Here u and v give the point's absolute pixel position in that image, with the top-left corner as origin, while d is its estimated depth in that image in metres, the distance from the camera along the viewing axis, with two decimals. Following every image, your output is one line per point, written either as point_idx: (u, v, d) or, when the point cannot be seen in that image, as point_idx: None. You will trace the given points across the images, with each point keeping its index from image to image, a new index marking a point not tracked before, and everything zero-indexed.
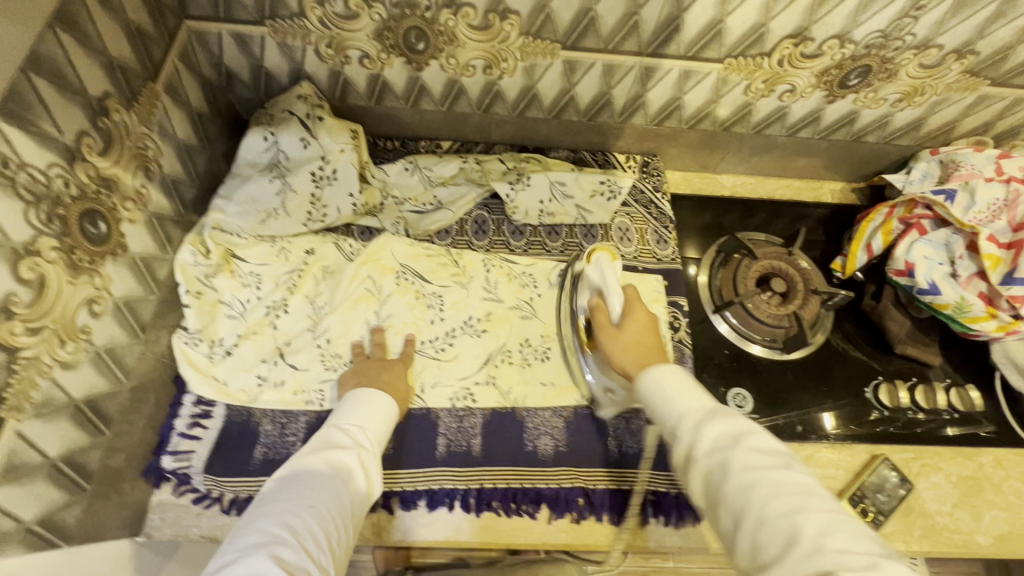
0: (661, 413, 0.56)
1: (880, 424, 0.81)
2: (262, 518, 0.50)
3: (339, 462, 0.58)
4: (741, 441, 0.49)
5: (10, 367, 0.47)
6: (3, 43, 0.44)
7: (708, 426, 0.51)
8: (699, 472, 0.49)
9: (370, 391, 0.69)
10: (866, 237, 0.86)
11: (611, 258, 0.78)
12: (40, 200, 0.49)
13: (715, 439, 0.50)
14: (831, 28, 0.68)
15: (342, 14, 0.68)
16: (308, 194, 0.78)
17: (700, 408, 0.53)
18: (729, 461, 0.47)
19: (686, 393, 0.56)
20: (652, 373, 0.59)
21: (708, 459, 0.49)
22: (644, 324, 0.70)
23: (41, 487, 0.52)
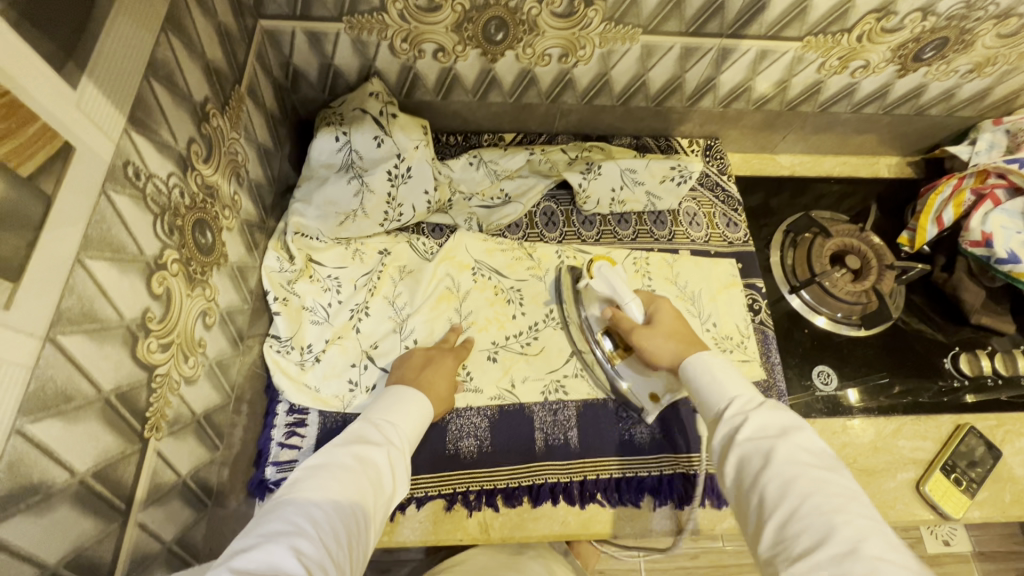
0: (706, 400, 0.57)
1: (908, 395, 0.81)
2: (287, 507, 0.48)
3: (367, 458, 0.55)
4: (789, 435, 0.49)
5: (150, 385, 0.45)
6: (130, 49, 0.42)
7: (759, 414, 0.51)
8: (734, 456, 0.49)
9: (405, 390, 0.65)
10: (935, 210, 0.87)
11: (612, 264, 0.74)
12: (164, 212, 0.47)
13: (762, 428, 0.50)
14: (916, 2, 0.68)
15: (424, 7, 0.66)
16: (385, 193, 0.77)
17: (749, 400, 0.54)
18: (772, 451, 0.47)
19: (734, 382, 0.56)
20: (698, 366, 0.60)
21: (749, 445, 0.49)
22: (671, 314, 0.70)
23: (174, 505, 0.51)
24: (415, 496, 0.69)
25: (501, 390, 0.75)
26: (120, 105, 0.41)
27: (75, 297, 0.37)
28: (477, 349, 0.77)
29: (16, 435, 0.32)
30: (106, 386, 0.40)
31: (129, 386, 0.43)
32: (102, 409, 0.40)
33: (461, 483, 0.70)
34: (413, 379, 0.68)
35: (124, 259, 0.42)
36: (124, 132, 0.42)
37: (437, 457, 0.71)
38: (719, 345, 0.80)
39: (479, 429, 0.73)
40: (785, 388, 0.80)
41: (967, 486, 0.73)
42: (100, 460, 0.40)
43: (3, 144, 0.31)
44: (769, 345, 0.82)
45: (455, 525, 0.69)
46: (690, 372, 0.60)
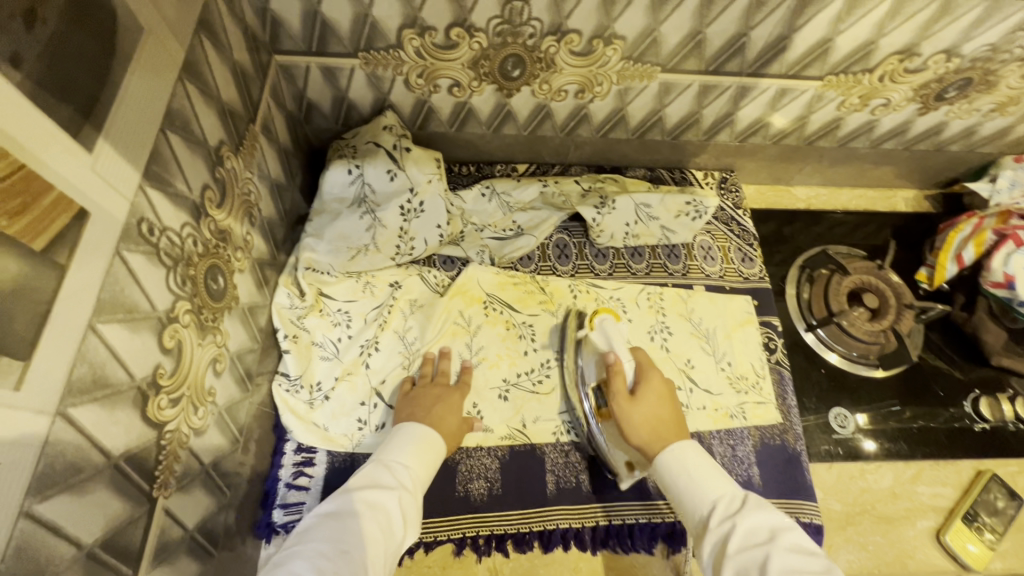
0: (688, 503, 0.56)
1: (931, 439, 0.79)
2: (294, 560, 0.47)
3: (377, 502, 0.54)
4: (779, 539, 0.49)
5: (159, 443, 0.44)
6: (145, 104, 0.41)
7: (744, 518, 0.51)
8: (731, 570, 0.48)
9: (413, 428, 0.63)
10: (955, 249, 0.86)
11: (615, 318, 0.73)
12: (177, 263, 0.46)
13: (751, 536, 0.49)
14: (941, 44, 0.67)
15: (441, 44, 0.65)
16: (397, 228, 0.76)
17: (731, 498, 0.54)
18: (770, 557, 0.47)
19: (711, 480, 0.56)
20: (675, 458, 0.58)
21: (744, 556, 0.48)
22: (661, 395, 0.65)
23: (181, 560, 0.50)
24: (424, 541, 0.67)
25: (512, 429, 0.74)
26: (136, 162, 0.41)
27: (86, 364, 0.36)
28: (488, 386, 0.75)
29: (23, 517, 0.31)
30: (116, 451, 0.39)
31: (138, 448, 0.42)
32: (111, 476, 0.39)
33: (470, 528, 0.68)
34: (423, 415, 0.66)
35: (136, 318, 0.41)
36: (139, 188, 0.41)
37: (447, 500, 0.69)
38: (734, 385, 0.79)
39: (489, 471, 0.71)
40: (801, 431, 0.78)
41: (988, 536, 0.72)
42: (108, 528, 0.39)
43: (17, 220, 0.30)
44: (786, 385, 0.81)
45: (463, 569, 0.69)
46: (666, 475, 0.58)
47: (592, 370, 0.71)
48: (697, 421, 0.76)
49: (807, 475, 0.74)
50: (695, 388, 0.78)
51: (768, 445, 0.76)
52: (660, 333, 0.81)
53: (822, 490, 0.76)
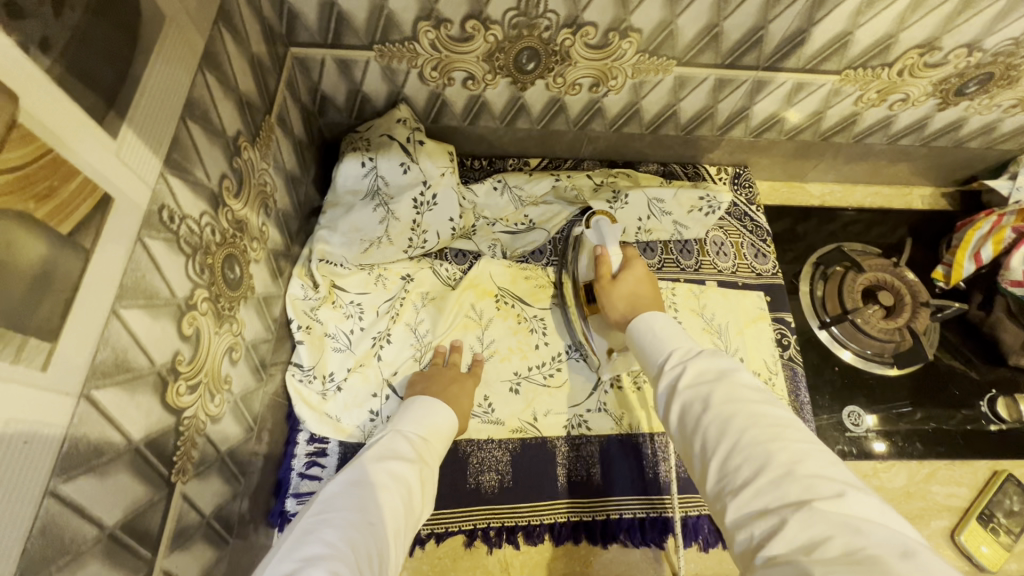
0: (650, 357, 0.55)
1: (945, 438, 0.79)
2: (322, 527, 0.45)
3: (400, 475, 0.54)
4: (726, 377, 0.46)
5: (177, 428, 0.45)
6: (166, 92, 0.41)
7: (697, 360, 0.49)
8: (675, 405, 0.47)
9: (431, 399, 0.64)
10: (973, 247, 0.85)
11: (610, 221, 0.76)
12: (195, 252, 0.47)
13: (699, 376, 0.48)
14: (963, 37, 0.66)
15: (456, 37, 0.65)
16: (410, 220, 0.76)
17: (688, 349, 0.52)
18: (712, 393, 0.45)
19: (674, 337, 0.55)
20: (643, 323, 0.58)
21: (690, 391, 0.47)
22: (643, 278, 0.68)
23: (197, 546, 0.51)
24: (435, 531, 0.68)
25: (523, 422, 0.74)
26: (157, 149, 0.41)
27: (109, 350, 0.37)
28: (499, 379, 0.76)
29: (49, 498, 0.32)
30: (136, 435, 0.40)
31: (158, 433, 0.42)
32: (131, 460, 0.39)
33: (481, 518, 0.69)
34: (438, 391, 0.67)
35: (156, 305, 0.42)
36: (159, 176, 0.41)
37: (458, 491, 0.69)
38: None
39: (500, 463, 0.71)
40: (814, 428, 0.78)
41: (1004, 537, 0.72)
42: (128, 511, 0.39)
43: (45, 204, 0.31)
44: (799, 382, 0.80)
45: (474, 562, 0.68)
46: (636, 335, 0.59)
47: (583, 265, 0.75)
48: None
49: None
50: None
51: None
52: None
53: None
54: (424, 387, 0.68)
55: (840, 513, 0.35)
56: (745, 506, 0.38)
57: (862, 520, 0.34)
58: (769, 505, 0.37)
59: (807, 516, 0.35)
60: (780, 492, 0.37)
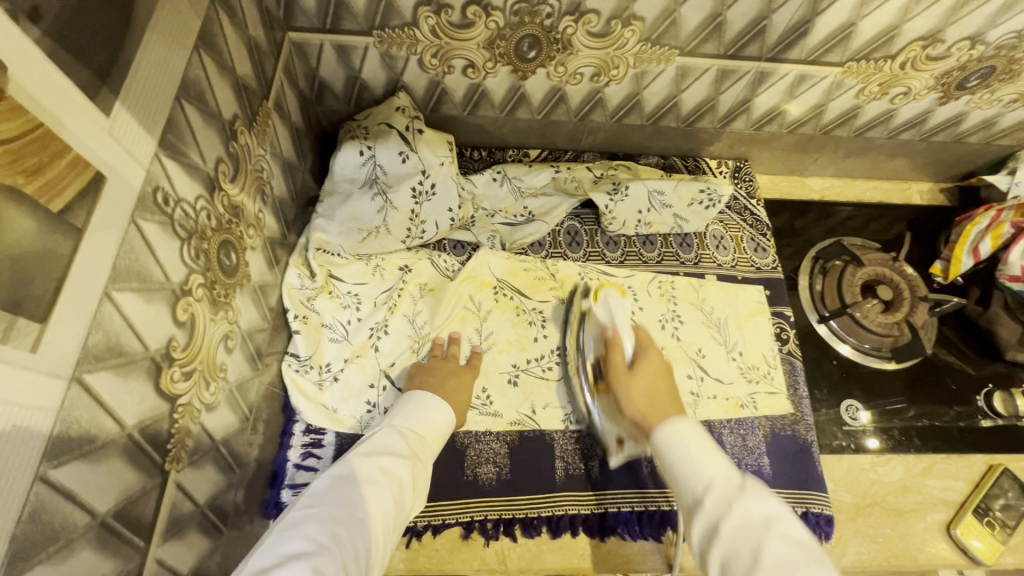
0: (682, 481, 0.51)
1: (942, 432, 0.79)
2: (307, 523, 0.45)
3: (391, 471, 0.53)
4: (776, 529, 0.43)
5: (171, 416, 0.44)
6: (161, 71, 0.40)
7: (740, 503, 0.46)
8: (718, 558, 0.44)
9: (428, 395, 0.64)
10: (972, 242, 0.84)
11: (620, 295, 0.74)
12: (191, 236, 0.46)
13: (745, 521, 0.45)
14: (966, 30, 0.66)
15: (457, 23, 0.64)
16: (408, 210, 0.75)
17: (729, 482, 0.49)
18: (762, 550, 0.42)
19: (707, 458, 0.52)
20: (673, 430, 0.55)
21: (734, 544, 0.44)
22: (659, 368, 0.67)
23: (191, 536, 0.50)
24: (432, 523, 0.67)
25: (521, 415, 0.73)
26: (152, 129, 0.40)
27: (101, 332, 0.36)
28: (498, 372, 0.75)
29: (39, 482, 0.31)
30: (130, 421, 0.39)
31: (152, 419, 0.41)
32: (124, 446, 0.38)
33: (479, 511, 0.68)
34: (435, 386, 0.67)
35: (150, 289, 0.41)
36: (154, 156, 0.40)
37: (455, 483, 0.69)
38: (745, 375, 0.78)
39: (498, 456, 0.71)
40: (813, 422, 0.78)
41: (1000, 530, 0.72)
42: (121, 498, 0.39)
43: (35, 180, 0.30)
44: (798, 376, 0.80)
45: (471, 554, 0.67)
46: (660, 447, 0.55)
47: (591, 346, 0.73)
48: (707, 409, 0.75)
49: (818, 465, 0.74)
50: (706, 376, 0.77)
51: (778, 435, 0.75)
52: (671, 321, 0.80)
53: (833, 482, 0.75)
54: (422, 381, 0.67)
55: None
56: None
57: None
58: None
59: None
60: None
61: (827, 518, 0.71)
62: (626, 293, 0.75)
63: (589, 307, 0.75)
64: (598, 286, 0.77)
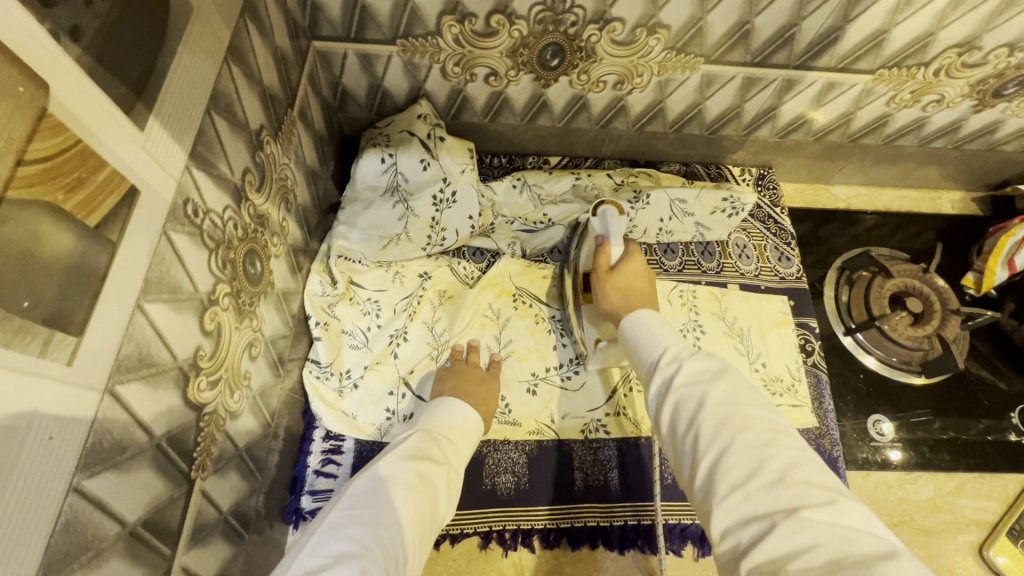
0: (643, 351, 0.56)
1: (974, 449, 0.77)
2: (352, 525, 0.46)
3: (429, 476, 0.53)
4: (719, 377, 0.48)
5: (198, 424, 0.44)
6: (192, 83, 0.41)
7: (693, 360, 0.51)
8: (669, 401, 0.48)
9: (456, 403, 0.63)
10: (1006, 254, 0.83)
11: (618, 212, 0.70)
12: (218, 246, 0.46)
13: (693, 373, 0.49)
14: (1004, 37, 0.64)
15: (481, 32, 0.64)
16: (429, 218, 0.74)
17: (683, 348, 0.53)
18: (708, 393, 0.47)
19: (668, 335, 0.56)
20: (637, 320, 0.59)
21: (684, 390, 0.48)
22: (641, 273, 0.69)
23: (216, 542, 0.50)
24: (449, 533, 0.67)
25: (540, 424, 0.73)
26: (183, 141, 0.40)
27: (133, 344, 0.36)
28: (517, 380, 0.74)
29: (72, 493, 0.32)
30: (158, 431, 0.39)
31: (180, 429, 0.42)
32: (152, 456, 0.39)
33: (497, 521, 0.68)
34: (466, 392, 0.67)
35: (180, 300, 0.41)
36: (185, 169, 0.41)
37: (472, 493, 0.69)
38: (768, 387, 0.76)
39: (516, 465, 0.70)
40: (839, 436, 0.76)
41: None
42: (149, 507, 0.39)
43: (73, 195, 0.30)
44: (823, 389, 0.78)
45: (489, 564, 0.67)
46: (629, 329, 0.60)
47: (582, 254, 0.74)
48: None
49: (844, 482, 0.72)
50: None
51: None
52: (692, 331, 0.79)
53: (859, 499, 0.74)
54: (455, 388, 0.67)
55: (829, 522, 0.37)
56: (734, 510, 0.40)
57: (851, 528, 0.36)
58: (760, 509, 0.39)
59: (795, 522, 0.36)
60: (770, 497, 0.39)
61: None
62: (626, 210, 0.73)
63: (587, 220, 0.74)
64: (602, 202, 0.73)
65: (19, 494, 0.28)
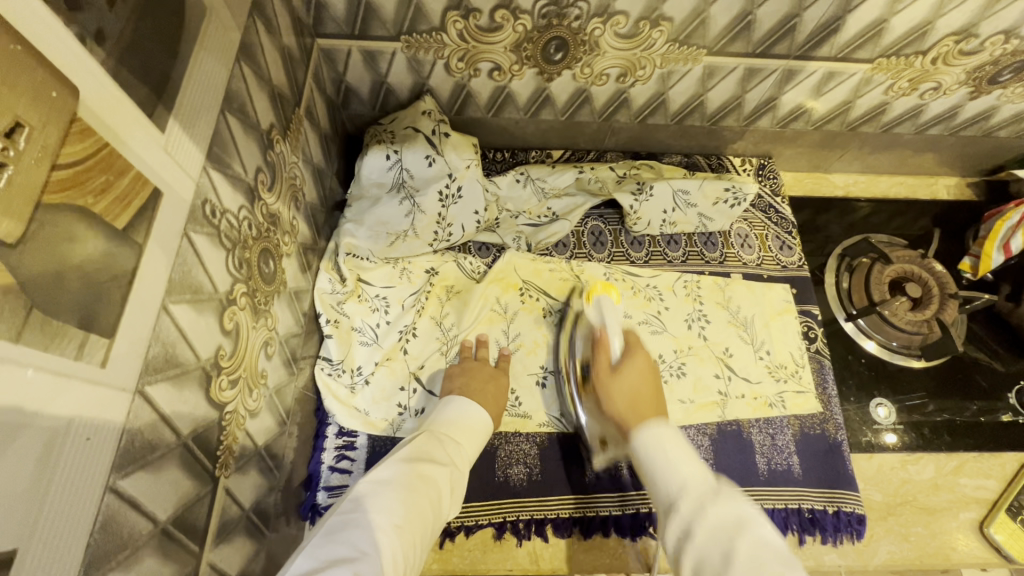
0: (658, 486, 0.52)
1: (974, 429, 0.79)
2: (349, 528, 0.46)
3: (430, 477, 0.53)
4: (743, 535, 0.44)
5: (220, 423, 0.45)
6: (207, 84, 0.41)
7: (713, 507, 0.47)
8: (689, 559, 0.45)
9: (464, 401, 0.64)
10: (1002, 237, 0.84)
11: (612, 298, 0.73)
12: (235, 246, 0.46)
13: (715, 523, 0.45)
14: (1001, 24, 0.65)
15: (485, 27, 0.64)
16: (436, 213, 0.75)
17: (704, 486, 0.49)
18: (732, 550, 0.43)
19: (687, 467, 0.52)
20: (649, 437, 0.55)
21: (707, 548, 0.44)
22: (644, 370, 0.66)
23: (239, 539, 0.51)
24: (464, 525, 0.67)
25: (550, 416, 0.74)
26: (200, 143, 0.41)
27: (160, 344, 0.36)
28: (526, 373, 0.75)
29: (109, 492, 0.32)
30: (185, 430, 0.40)
31: (204, 427, 0.42)
32: (180, 455, 0.39)
33: (511, 511, 0.69)
34: (474, 390, 0.67)
35: (201, 299, 0.41)
36: (203, 169, 0.41)
37: (486, 484, 0.69)
38: (773, 374, 0.78)
39: (529, 457, 0.71)
40: (842, 420, 0.77)
41: None
42: (178, 506, 0.39)
43: (102, 198, 0.30)
44: (827, 374, 0.80)
45: (504, 554, 0.68)
46: (640, 451, 0.56)
47: (579, 345, 0.73)
48: (735, 409, 0.75)
49: (848, 465, 0.74)
50: (733, 376, 0.77)
51: (808, 434, 0.75)
52: (697, 321, 0.80)
53: (863, 481, 0.76)
54: (464, 383, 0.68)
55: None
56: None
57: None
58: None
59: None
60: None
61: (859, 517, 0.71)
62: (618, 297, 0.74)
63: (581, 309, 0.74)
64: (592, 286, 0.75)
65: (63, 494, 0.28)
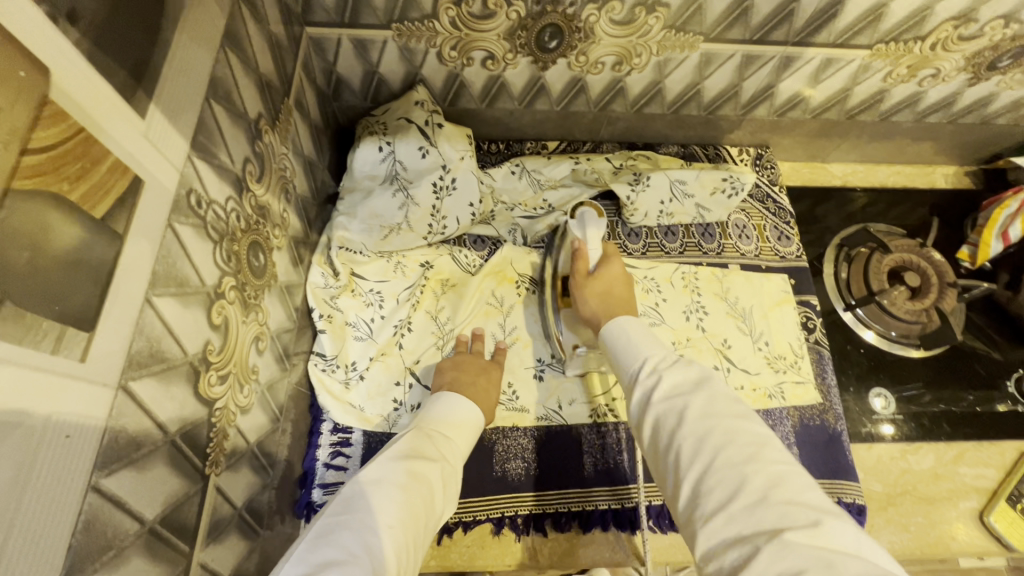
0: (622, 361, 0.55)
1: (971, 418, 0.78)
2: (340, 531, 0.44)
3: (422, 475, 0.52)
4: (700, 394, 0.46)
5: (210, 420, 0.44)
6: (191, 69, 0.40)
7: (672, 374, 0.49)
8: (649, 418, 0.47)
9: (450, 395, 0.63)
10: (1000, 225, 0.83)
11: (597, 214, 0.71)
12: (222, 238, 0.45)
13: (673, 387, 0.48)
14: (1001, 8, 0.64)
15: (478, 14, 0.63)
16: (430, 206, 0.73)
17: (664, 357, 0.52)
18: (688, 406, 0.45)
19: (649, 343, 0.54)
20: (615, 328, 0.58)
21: (664, 406, 0.47)
22: (619, 276, 0.68)
23: (232, 538, 0.50)
24: (462, 521, 0.67)
25: (548, 410, 0.73)
26: (184, 131, 0.39)
27: (144, 339, 0.35)
28: (523, 367, 0.74)
29: (92, 492, 0.31)
30: (172, 427, 0.39)
31: (193, 424, 0.41)
32: (168, 453, 0.38)
33: (509, 507, 0.68)
34: (463, 383, 0.66)
35: (187, 293, 0.40)
36: (187, 159, 0.40)
37: (484, 479, 0.69)
38: (772, 365, 0.77)
39: (526, 452, 0.71)
40: (842, 411, 0.77)
41: None
42: (166, 506, 0.38)
43: (78, 186, 0.29)
44: (825, 364, 0.79)
45: (502, 550, 0.67)
46: (608, 339, 0.58)
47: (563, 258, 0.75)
48: None
49: (848, 455, 0.73)
50: (732, 367, 0.77)
51: (808, 425, 0.75)
52: (695, 312, 0.79)
53: (862, 471, 0.75)
54: (451, 378, 0.66)
55: (814, 546, 0.35)
56: (718, 532, 0.38)
57: (835, 552, 0.35)
58: (743, 532, 0.37)
59: (778, 546, 0.35)
60: (754, 517, 0.38)
61: (859, 507, 0.71)
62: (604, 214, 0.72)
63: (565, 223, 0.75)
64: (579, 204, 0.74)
65: (41, 494, 0.27)
